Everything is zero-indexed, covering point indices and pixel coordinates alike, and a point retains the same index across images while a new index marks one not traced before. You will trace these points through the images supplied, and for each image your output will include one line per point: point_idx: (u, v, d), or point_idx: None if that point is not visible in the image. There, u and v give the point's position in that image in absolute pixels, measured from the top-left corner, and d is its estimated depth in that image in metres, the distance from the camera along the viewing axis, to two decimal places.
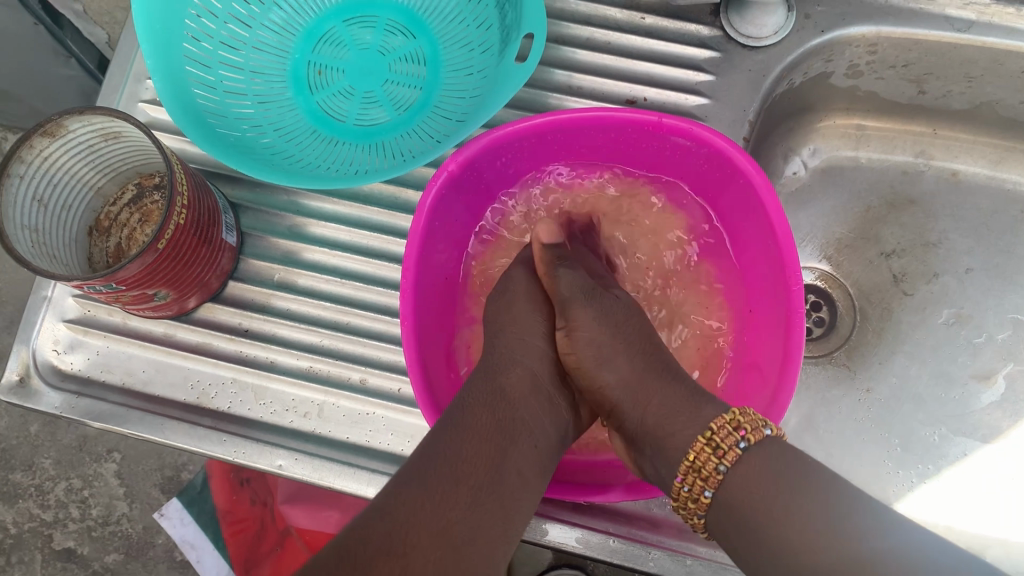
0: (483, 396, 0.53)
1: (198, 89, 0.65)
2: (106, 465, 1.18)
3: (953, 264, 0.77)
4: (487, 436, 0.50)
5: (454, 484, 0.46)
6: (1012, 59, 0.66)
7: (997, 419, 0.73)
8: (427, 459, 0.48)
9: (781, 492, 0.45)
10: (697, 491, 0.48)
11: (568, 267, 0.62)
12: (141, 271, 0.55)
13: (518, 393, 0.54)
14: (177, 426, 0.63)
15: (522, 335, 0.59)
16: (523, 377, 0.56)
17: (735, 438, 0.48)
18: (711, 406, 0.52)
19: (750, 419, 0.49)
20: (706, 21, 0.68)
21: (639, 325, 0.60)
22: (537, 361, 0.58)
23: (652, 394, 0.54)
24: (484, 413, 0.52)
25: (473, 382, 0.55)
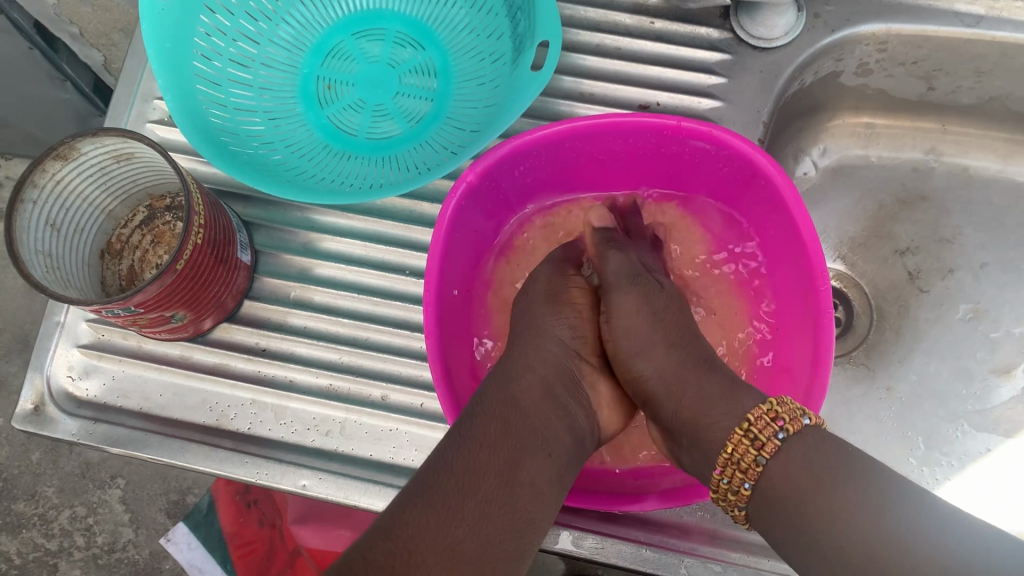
0: (493, 404, 0.50)
1: (208, 108, 0.64)
2: (110, 491, 1.17)
3: (967, 259, 0.77)
4: (497, 447, 0.47)
5: (463, 498, 0.43)
6: (1023, 52, 0.66)
7: (1018, 413, 0.72)
8: (459, 440, 0.47)
9: (822, 482, 0.43)
10: (736, 483, 0.47)
11: (619, 249, 0.63)
12: (159, 293, 0.55)
13: (530, 403, 0.51)
14: (197, 449, 0.62)
15: (537, 341, 0.58)
16: (537, 382, 0.53)
17: (774, 430, 0.47)
18: (750, 398, 0.50)
19: (787, 409, 0.47)
20: (715, 23, 0.68)
21: (682, 311, 0.60)
22: (553, 368, 0.56)
23: (685, 392, 0.53)
24: (495, 422, 0.48)
25: (484, 391, 0.52)
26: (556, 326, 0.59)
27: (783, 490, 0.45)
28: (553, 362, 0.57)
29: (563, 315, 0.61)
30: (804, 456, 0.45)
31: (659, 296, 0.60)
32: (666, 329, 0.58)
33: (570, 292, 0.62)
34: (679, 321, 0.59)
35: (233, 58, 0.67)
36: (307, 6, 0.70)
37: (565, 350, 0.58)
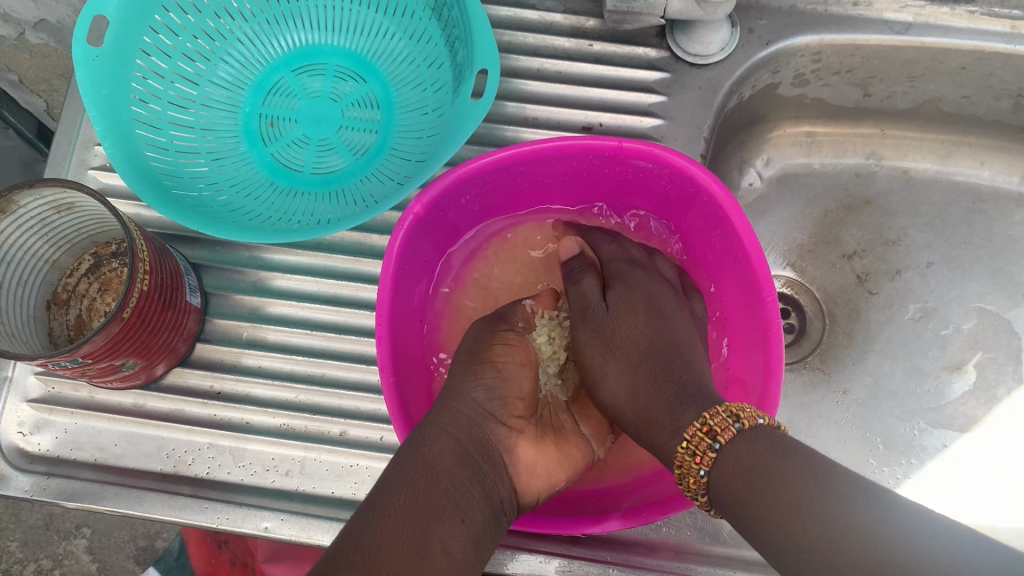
0: (403, 470, 0.48)
1: (150, 151, 0.64)
2: (76, 542, 1.14)
3: (913, 259, 0.78)
4: (406, 516, 0.45)
5: (370, 573, 0.41)
6: (952, 56, 0.68)
7: (972, 408, 0.73)
8: (370, 514, 0.45)
9: (760, 478, 0.42)
10: (692, 494, 0.47)
11: (575, 280, 0.64)
12: (106, 343, 0.54)
13: (443, 467, 0.49)
14: (156, 498, 0.61)
15: (450, 406, 0.55)
16: (451, 446, 0.51)
17: (709, 442, 0.45)
18: (692, 407, 0.48)
19: (720, 419, 0.45)
20: (652, 43, 0.69)
21: (642, 315, 0.59)
22: (467, 431, 0.53)
23: (642, 403, 0.52)
24: (405, 492, 0.46)
25: (395, 460, 0.50)
26: (477, 394, 0.56)
27: (725, 489, 0.44)
28: (474, 430, 0.53)
29: (480, 374, 0.58)
30: (747, 453, 0.44)
31: (613, 320, 0.59)
32: (625, 348, 0.57)
33: (492, 349, 0.60)
34: (641, 326, 0.58)
35: (173, 100, 0.67)
36: (245, 44, 0.70)
37: (479, 411, 0.55)
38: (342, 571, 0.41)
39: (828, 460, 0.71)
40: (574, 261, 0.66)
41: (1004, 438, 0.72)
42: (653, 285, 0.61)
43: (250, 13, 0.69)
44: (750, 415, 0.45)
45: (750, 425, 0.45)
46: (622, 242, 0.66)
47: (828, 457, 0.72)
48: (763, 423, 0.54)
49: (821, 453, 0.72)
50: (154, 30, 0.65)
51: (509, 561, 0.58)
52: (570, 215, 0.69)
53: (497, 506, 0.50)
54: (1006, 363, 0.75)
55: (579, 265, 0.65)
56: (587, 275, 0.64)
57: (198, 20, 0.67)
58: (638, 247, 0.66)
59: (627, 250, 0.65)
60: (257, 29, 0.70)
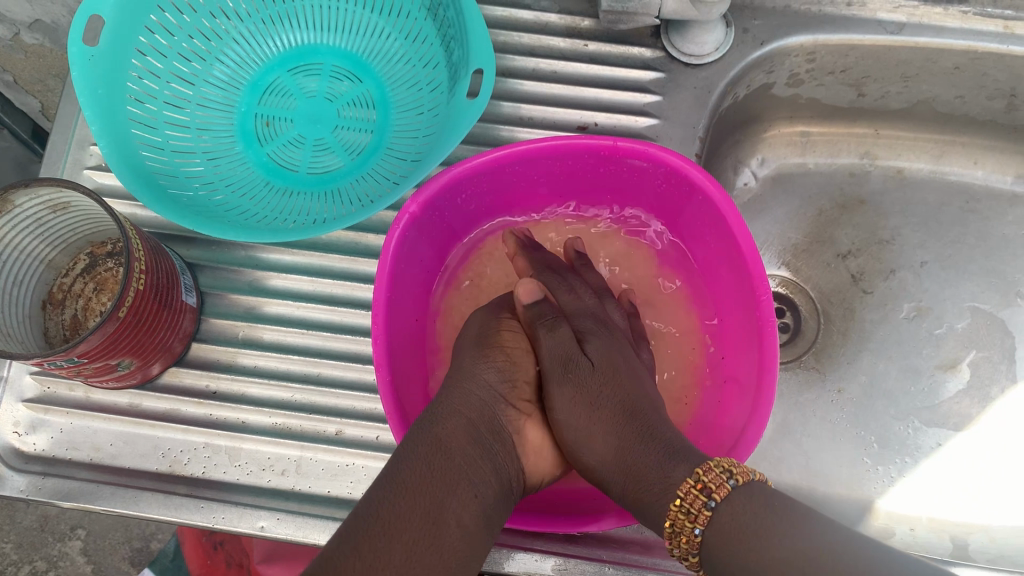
0: (418, 445, 0.49)
1: (145, 151, 0.64)
2: (71, 544, 1.14)
3: (907, 259, 0.78)
4: (421, 488, 0.46)
5: (386, 544, 0.43)
6: (946, 56, 0.68)
7: (966, 407, 0.74)
8: (388, 483, 0.46)
9: (759, 535, 0.43)
10: (682, 552, 0.47)
11: (547, 328, 0.59)
12: (102, 342, 0.54)
13: (457, 444, 0.50)
14: (151, 498, 0.61)
15: (461, 387, 0.55)
16: (462, 425, 0.52)
17: (704, 499, 0.45)
18: (683, 466, 0.48)
19: (714, 475, 0.46)
20: (647, 43, 0.69)
21: (623, 374, 0.57)
22: (479, 411, 0.53)
23: (631, 463, 0.51)
24: (420, 465, 0.47)
25: (408, 436, 0.50)
26: (488, 375, 0.56)
27: (721, 548, 0.44)
28: (485, 411, 0.54)
29: (491, 359, 0.57)
30: (742, 509, 0.44)
31: (595, 373, 0.57)
32: (605, 407, 0.55)
33: (499, 334, 0.59)
34: (620, 383, 0.56)
35: (168, 100, 0.67)
36: (241, 44, 0.70)
37: (489, 392, 0.55)
38: (361, 541, 0.43)
39: (823, 459, 0.72)
40: (544, 306, 0.60)
41: (997, 437, 0.73)
42: (615, 349, 0.59)
43: (246, 13, 0.69)
44: (742, 470, 0.46)
45: (743, 480, 0.46)
46: (576, 289, 0.63)
47: (823, 456, 0.72)
48: (758, 421, 0.54)
49: (816, 452, 0.72)
50: (149, 30, 0.65)
51: (505, 559, 0.59)
52: (531, 243, 0.66)
53: (510, 483, 0.51)
54: (1000, 362, 0.75)
55: (550, 312, 0.60)
56: (562, 324, 0.60)
57: (193, 20, 0.68)
58: (593, 296, 0.63)
59: (583, 297, 0.63)
60: (253, 29, 0.70)
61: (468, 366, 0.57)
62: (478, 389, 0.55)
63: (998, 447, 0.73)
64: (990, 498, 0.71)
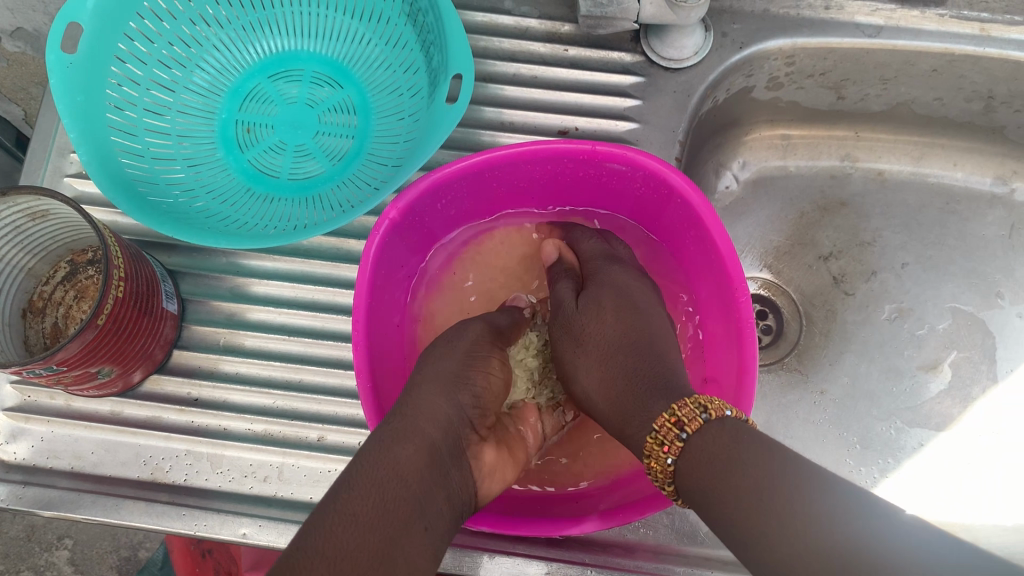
0: (370, 470, 0.45)
1: (125, 158, 0.64)
2: (58, 553, 1.13)
3: (888, 260, 0.79)
4: (373, 520, 0.42)
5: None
6: (923, 59, 0.68)
7: (948, 407, 0.74)
8: (336, 510, 0.42)
9: (730, 459, 0.42)
10: (661, 484, 0.47)
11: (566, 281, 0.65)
12: (80, 350, 0.54)
13: (413, 470, 0.46)
14: (133, 506, 0.61)
15: (425, 402, 0.52)
16: (420, 446, 0.48)
17: (676, 431, 0.45)
18: (658, 404, 0.48)
19: (687, 409, 0.46)
20: (626, 48, 0.69)
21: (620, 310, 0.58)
22: (440, 429, 0.51)
23: (616, 396, 0.52)
24: (373, 496, 0.43)
25: (354, 465, 0.46)
26: (442, 392, 0.54)
27: (692, 475, 0.44)
28: (448, 423, 0.51)
29: (473, 366, 0.57)
30: (719, 438, 0.44)
31: (589, 323, 0.59)
32: (599, 341, 0.57)
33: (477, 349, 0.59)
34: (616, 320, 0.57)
35: (148, 107, 0.67)
36: (221, 51, 0.70)
37: (448, 408, 0.52)
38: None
39: None
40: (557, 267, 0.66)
41: (979, 436, 0.73)
42: (620, 279, 0.61)
43: (226, 20, 0.69)
44: (717, 406, 0.46)
45: (717, 415, 0.45)
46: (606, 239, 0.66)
47: (807, 458, 0.72)
48: None
49: (799, 453, 0.72)
50: (128, 37, 0.65)
51: (487, 564, 0.59)
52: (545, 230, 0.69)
53: (456, 517, 0.48)
54: (980, 362, 0.75)
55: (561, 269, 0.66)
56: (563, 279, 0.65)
57: (173, 27, 0.67)
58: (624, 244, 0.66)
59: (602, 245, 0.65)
60: (233, 36, 0.70)
61: (425, 380, 0.55)
62: (440, 406, 0.52)
63: (980, 446, 0.73)
64: (971, 497, 0.71)
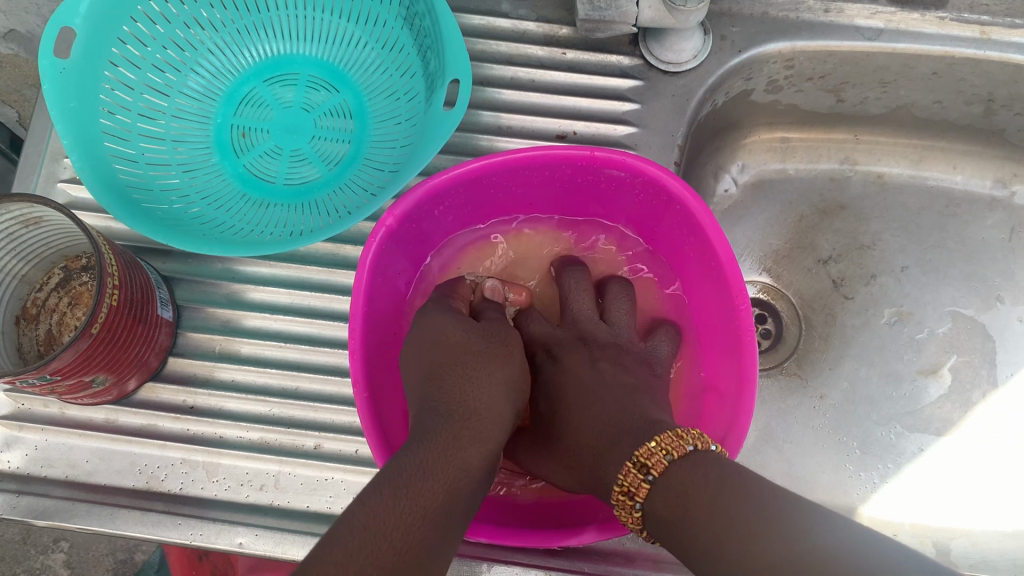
0: (434, 454, 0.46)
1: (118, 164, 0.63)
2: (54, 556, 1.12)
3: (888, 264, 0.78)
4: (425, 490, 0.43)
5: (388, 557, 0.39)
6: (923, 62, 0.68)
7: (948, 412, 0.74)
8: (394, 475, 0.44)
9: (686, 519, 0.42)
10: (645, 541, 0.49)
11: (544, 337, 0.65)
12: (75, 359, 0.53)
13: (463, 453, 0.48)
14: (129, 515, 0.61)
15: (469, 392, 0.53)
16: (485, 449, 0.49)
17: (632, 503, 0.46)
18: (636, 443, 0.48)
19: (632, 477, 0.46)
20: (625, 51, 0.69)
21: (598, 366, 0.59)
22: (489, 419, 0.52)
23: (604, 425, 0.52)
24: (430, 469, 0.45)
25: (416, 447, 0.46)
26: (500, 395, 0.55)
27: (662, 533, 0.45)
28: (496, 418, 0.52)
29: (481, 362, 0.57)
30: (671, 493, 0.44)
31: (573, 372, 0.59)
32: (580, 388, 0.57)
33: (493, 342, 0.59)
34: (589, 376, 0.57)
35: (142, 111, 0.67)
36: (216, 55, 0.69)
37: (503, 410, 0.54)
38: (365, 543, 0.39)
39: (807, 465, 0.72)
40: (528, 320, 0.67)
41: (980, 441, 0.73)
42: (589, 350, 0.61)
43: (220, 23, 0.69)
44: (656, 460, 0.45)
45: (659, 471, 0.45)
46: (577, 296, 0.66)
47: (807, 463, 0.72)
48: (738, 430, 0.54)
49: (799, 458, 0.72)
50: (122, 41, 0.64)
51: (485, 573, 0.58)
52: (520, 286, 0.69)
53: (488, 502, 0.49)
54: (981, 366, 0.75)
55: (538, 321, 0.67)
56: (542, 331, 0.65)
57: (167, 31, 0.67)
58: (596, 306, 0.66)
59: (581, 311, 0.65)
60: (227, 40, 0.69)
61: (467, 373, 0.55)
62: (482, 398, 0.53)
63: (979, 450, 0.73)
64: (971, 503, 0.71)
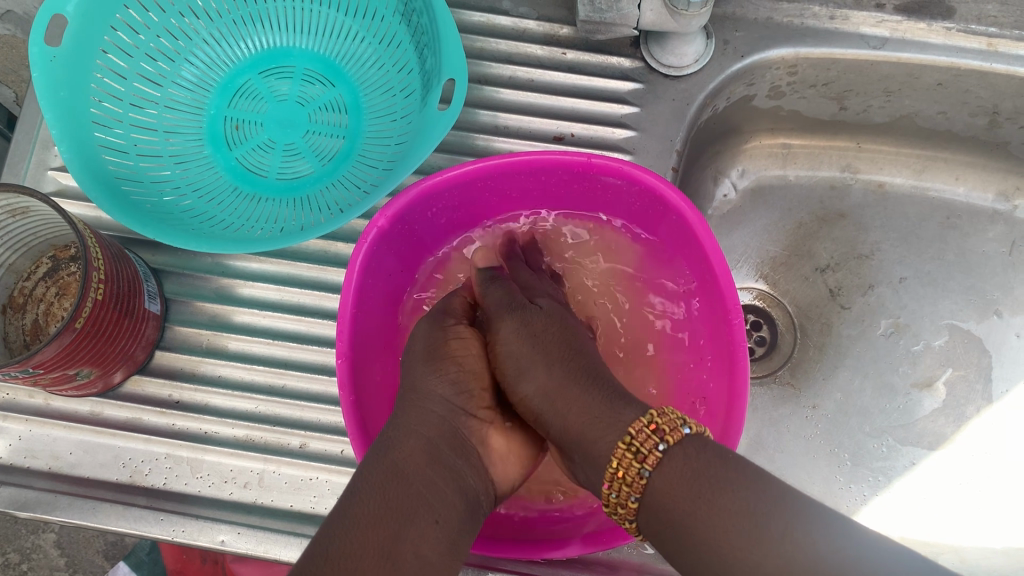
0: (385, 475, 0.47)
1: (108, 155, 0.62)
2: (44, 536, 1.12)
3: (886, 274, 0.77)
4: (379, 518, 0.44)
5: (358, 567, 0.41)
6: (928, 72, 0.67)
7: (941, 426, 0.73)
8: (349, 509, 0.45)
9: (706, 499, 0.41)
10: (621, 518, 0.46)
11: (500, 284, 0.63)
12: (57, 353, 0.52)
13: (415, 467, 0.48)
14: (111, 509, 0.60)
15: (417, 405, 0.54)
16: (442, 461, 0.50)
17: (639, 469, 0.44)
18: (611, 430, 0.47)
19: (646, 441, 0.44)
20: (626, 53, 0.68)
21: (547, 331, 0.57)
22: (436, 428, 0.52)
23: (576, 413, 0.50)
24: (381, 493, 0.46)
25: (363, 466, 0.48)
26: (450, 390, 0.55)
27: (669, 496, 0.42)
28: (444, 427, 0.52)
29: (444, 370, 0.56)
30: (674, 479, 0.42)
31: (515, 346, 0.57)
32: (548, 351, 0.55)
33: (448, 345, 0.58)
34: (516, 350, 0.56)
35: (133, 101, 0.66)
36: (211, 45, 0.69)
37: (457, 416, 0.54)
38: (344, 575, 0.41)
39: (797, 478, 0.71)
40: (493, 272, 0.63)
41: (973, 457, 0.72)
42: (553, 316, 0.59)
43: (216, 14, 0.68)
44: (674, 429, 0.44)
45: (675, 441, 0.44)
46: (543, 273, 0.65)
47: (796, 474, 0.71)
48: (728, 444, 0.53)
49: (789, 468, 0.71)
50: (115, 29, 0.63)
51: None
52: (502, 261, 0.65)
53: (469, 501, 0.49)
54: (976, 381, 0.74)
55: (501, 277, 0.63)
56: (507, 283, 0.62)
57: (162, 20, 0.66)
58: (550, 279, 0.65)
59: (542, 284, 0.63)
60: (223, 30, 0.69)
61: (427, 368, 0.56)
62: (434, 413, 0.53)
63: (973, 466, 0.72)
64: (963, 520, 0.70)
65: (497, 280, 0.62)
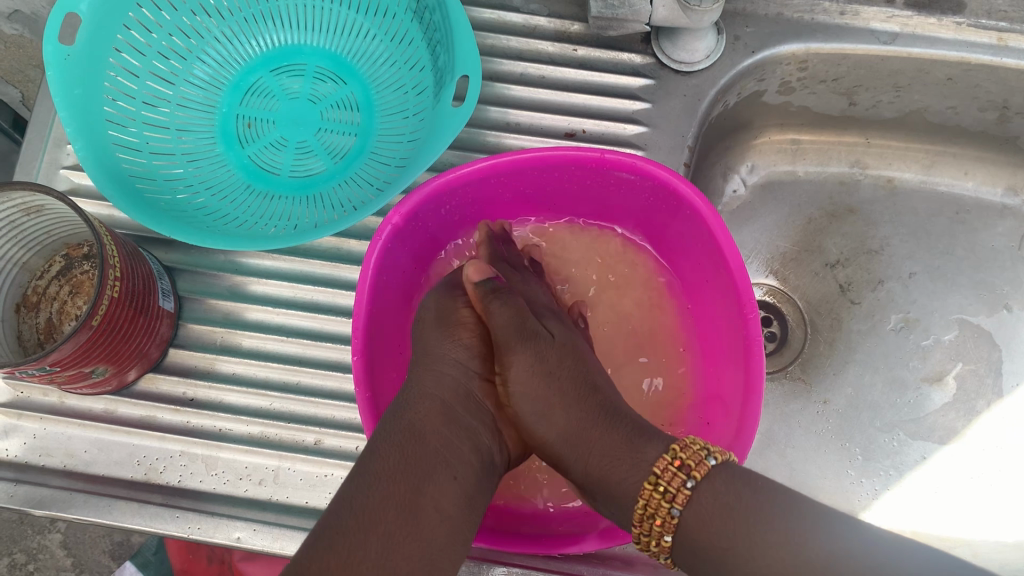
0: (402, 434, 0.48)
1: (122, 154, 0.62)
2: (51, 536, 1.12)
3: (896, 269, 0.78)
4: (398, 474, 0.45)
5: (378, 522, 0.42)
6: (938, 67, 0.67)
7: (951, 420, 0.73)
8: (367, 468, 0.46)
9: (739, 533, 0.42)
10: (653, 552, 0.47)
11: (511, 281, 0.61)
12: (75, 350, 0.53)
13: (431, 426, 0.49)
14: (127, 507, 0.60)
15: (430, 368, 0.54)
16: (456, 421, 0.51)
17: (668, 508, 0.45)
18: (638, 470, 0.47)
19: (670, 477, 0.45)
20: (637, 49, 0.68)
21: (559, 363, 0.55)
22: (450, 390, 0.53)
23: (598, 450, 0.50)
24: (398, 450, 0.46)
25: (379, 426, 0.49)
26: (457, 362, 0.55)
27: (700, 534, 0.43)
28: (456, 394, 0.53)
29: (457, 337, 0.56)
30: (705, 515, 0.43)
31: (525, 383, 0.54)
32: (561, 388, 0.53)
33: (459, 317, 0.58)
34: (528, 388, 0.54)
35: (146, 99, 0.66)
36: (222, 44, 0.69)
37: (466, 381, 0.55)
38: (367, 531, 0.42)
39: (808, 472, 0.71)
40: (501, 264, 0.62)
41: (984, 451, 0.72)
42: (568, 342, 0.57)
43: (227, 12, 0.68)
44: (700, 464, 0.45)
45: (702, 475, 0.45)
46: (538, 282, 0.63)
47: (808, 469, 0.71)
48: (743, 439, 0.54)
49: (801, 463, 0.72)
50: (127, 28, 0.63)
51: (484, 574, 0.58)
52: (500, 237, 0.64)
53: (482, 460, 0.50)
54: (986, 375, 0.74)
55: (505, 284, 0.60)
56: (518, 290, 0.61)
57: (173, 18, 0.66)
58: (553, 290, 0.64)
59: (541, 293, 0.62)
60: (234, 28, 0.69)
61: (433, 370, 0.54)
62: (446, 373, 0.54)
63: (984, 460, 0.72)
64: (974, 514, 0.70)
65: (501, 295, 0.57)
